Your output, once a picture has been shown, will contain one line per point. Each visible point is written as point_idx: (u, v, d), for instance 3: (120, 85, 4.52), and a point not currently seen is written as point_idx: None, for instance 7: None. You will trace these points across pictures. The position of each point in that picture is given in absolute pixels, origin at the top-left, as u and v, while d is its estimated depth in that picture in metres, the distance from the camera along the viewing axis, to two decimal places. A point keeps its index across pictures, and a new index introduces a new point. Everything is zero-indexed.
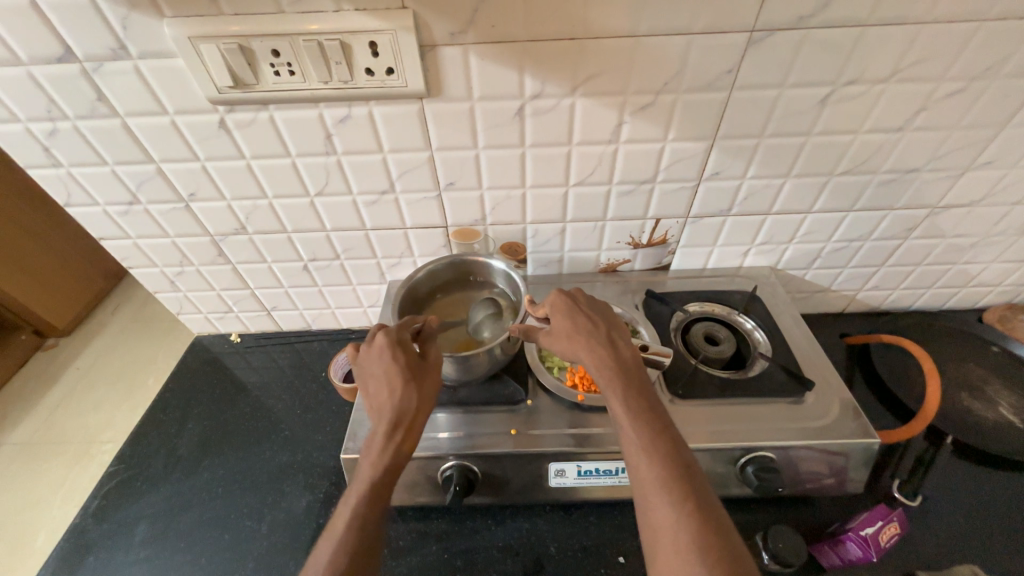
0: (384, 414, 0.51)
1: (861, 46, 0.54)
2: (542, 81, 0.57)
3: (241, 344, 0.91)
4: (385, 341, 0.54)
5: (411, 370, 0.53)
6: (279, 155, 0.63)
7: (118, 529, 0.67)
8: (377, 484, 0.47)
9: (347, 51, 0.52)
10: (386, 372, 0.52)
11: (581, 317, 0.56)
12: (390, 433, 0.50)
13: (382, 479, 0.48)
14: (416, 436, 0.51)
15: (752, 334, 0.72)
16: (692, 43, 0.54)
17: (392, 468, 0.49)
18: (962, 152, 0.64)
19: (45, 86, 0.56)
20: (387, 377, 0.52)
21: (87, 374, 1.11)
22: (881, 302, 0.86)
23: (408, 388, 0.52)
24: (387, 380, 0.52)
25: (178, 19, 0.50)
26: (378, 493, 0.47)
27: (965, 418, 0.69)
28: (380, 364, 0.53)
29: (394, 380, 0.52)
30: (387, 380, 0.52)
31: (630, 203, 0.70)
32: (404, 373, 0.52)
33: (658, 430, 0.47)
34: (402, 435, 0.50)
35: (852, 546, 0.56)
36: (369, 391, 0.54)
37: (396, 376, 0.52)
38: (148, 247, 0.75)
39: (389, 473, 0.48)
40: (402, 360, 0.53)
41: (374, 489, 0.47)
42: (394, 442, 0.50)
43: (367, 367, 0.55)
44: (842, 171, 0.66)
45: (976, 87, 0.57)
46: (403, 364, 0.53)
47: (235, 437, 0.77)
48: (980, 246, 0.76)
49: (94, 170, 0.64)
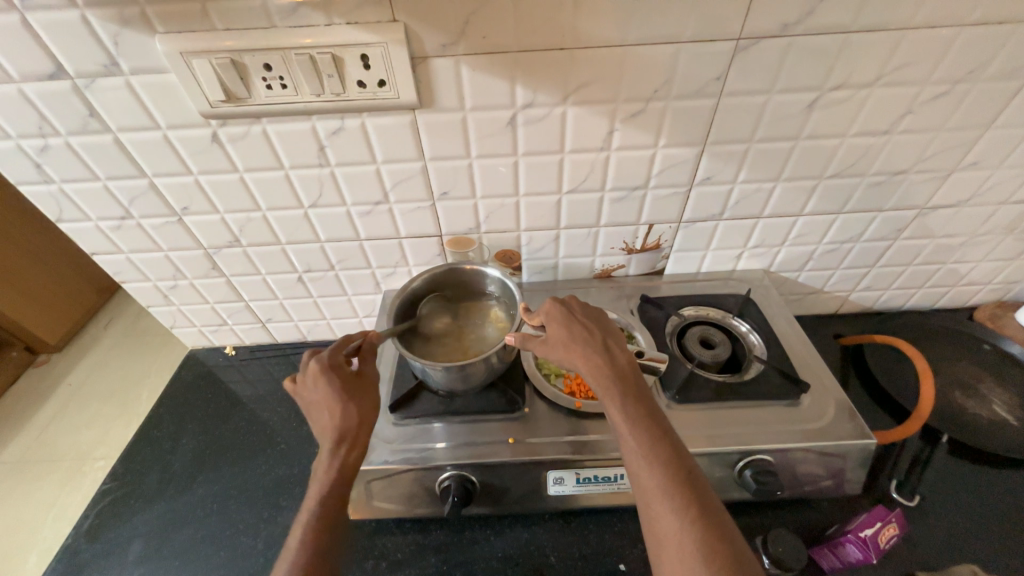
0: (327, 437, 0.52)
1: (846, 51, 0.55)
2: (534, 91, 0.57)
3: (236, 357, 0.90)
4: (318, 366, 0.53)
5: (352, 391, 0.53)
6: (272, 168, 0.63)
7: (112, 548, 0.66)
8: (327, 506, 0.48)
9: (339, 64, 0.53)
10: (323, 397, 0.52)
11: (576, 325, 0.56)
12: (334, 454, 0.51)
13: (334, 499, 0.49)
14: (360, 452, 0.52)
15: (747, 337, 0.72)
16: (680, 51, 0.54)
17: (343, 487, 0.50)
18: (948, 154, 0.65)
19: (36, 102, 0.56)
20: (325, 402, 0.52)
21: (79, 390, 1.09)
22: (873, 302, 0.87)
23: (348, 409, 0.52)
24: (326, 405, 0.52)
25: (171, 35, 0.51)
26: (333, 512, 0.48)
27: (959, 417, 0.70)
28: (316, 390, 0.53)
29: (330, 405, 0.52)
30: (326, 405, 0.52)
31: (623, 210, 0.71)
32: (344, 395, 0.52)
33: (657, 436, 0.47)
34: (348, 451, 0.51)
35: (852, 547, 0.56)
36: (310, 417, 0.54)
37: (334, 401, 0.52)
38: (140, 262, 0.75)
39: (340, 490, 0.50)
40: (340, 384, 0.53)
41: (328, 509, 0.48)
42: (338, 463, 0.50)
43: (305, 394, 0.54)
44: (831, 175, 0.67)
45: (959, 90, 0.58)
46: (342, 386, 0.53)
47: (230, 451, 0.76)
48: (968, 245, 0.77)
49: (86, 186, 0.64)
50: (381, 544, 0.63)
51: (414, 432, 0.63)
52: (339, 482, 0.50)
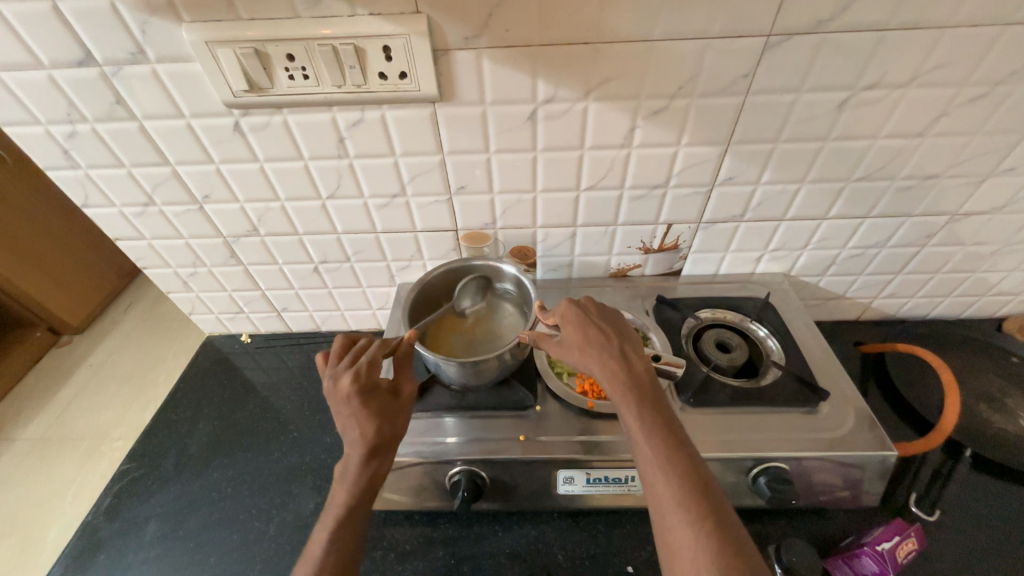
0: (354, 451, 0.50)
1: (881, 49, 0.53)
2: (555, 85, 0.57)
3: (251, 344, 0.92)
4: (352, 382, 0.51)
5: (387, 408, 0.52)
6: (292, 158, 0.64)
7: (130, 527, 0.68)
8: (353, 511, 0.49)
9: (361, 56, 0.53)
10: (358, 411, 0.51)
11: (592, 328, 0.55)
12: (362, 468, 0.50)
13: (355, 511, 0.49)
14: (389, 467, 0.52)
15: (765, 342, 0.71)
16: (707, 47, 0.53)
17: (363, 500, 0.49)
18: (984, 159, 0.63)
19: (65, 89, 0.57)
20: (361, 417, 0.51)
21: (98, 371, 1.12)
22: (897, 309, 0.84)
23: (380, 428, 0.51)
24: (358, 421, 0.51)
25: (197, 24, 0.51)
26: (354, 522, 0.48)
27: (984, 430, 0.68)
28: (352, 409, 0.51)
29: (358, 423, 0.50)
30: (354, 423, 0.51)
31: (642, 209, 0.70)
32: (376, 416, 0.51)
33: (674, 446, 0.46)
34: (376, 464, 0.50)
35: (867, 560, 0.54)
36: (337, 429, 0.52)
37: (369, 419, 0.51)
38: (162, 249, 0.76)
39: (358, 502, 0.49)
40: (375, 405, 0.51)
41: (351, 520, 0.48)
42: (361, 475, 0.50)
43: (337, 409, 0.52)
44: (859, 178, 0.66)
45: (998, 92, 0.56)
46: (378, 405, 0.52)
47: (245, 437, 0.77)
48: (1001, 254, 0.74)
49: (111, 172, 0.65)
50: (389, 535, 0.63)
51: (425, 425, 0.63)
52: (361, 495, 0.49)
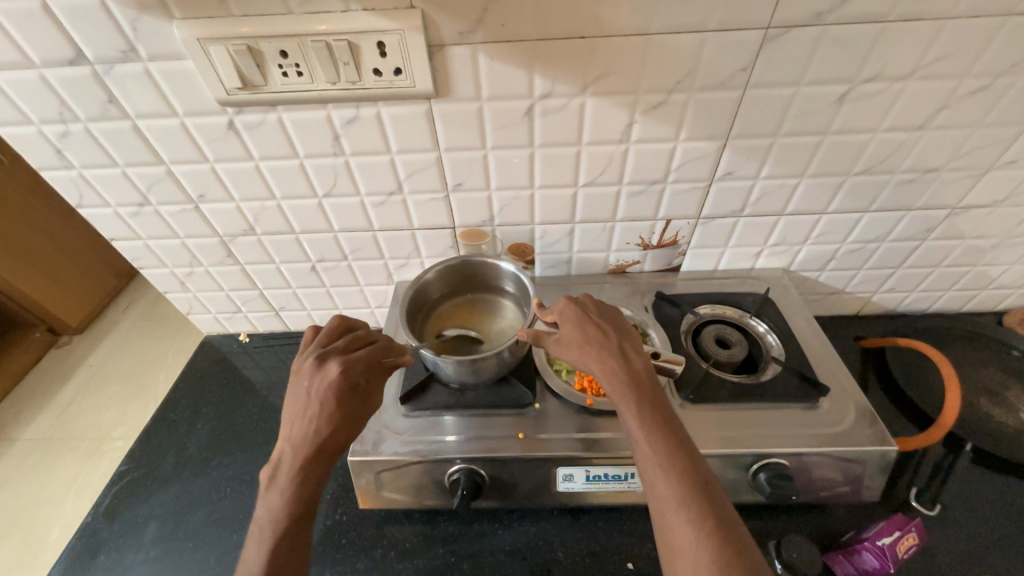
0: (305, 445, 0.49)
1: (880, 42, 0.52)
2: (552, 80, 0.56)
3: (249, 344, 0.91)
4: (334, 374, 0.50)
5: (352, 411, 0.51)
6: (287, 157, 0.63)
7: (129, 528, 0.68)
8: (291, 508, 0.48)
9: (355, 52, 0.52)
10: (322, 406, 0.50)
11: (590, 326, 0.55)
12: (307, 465, 0.49)
13: (295, 509, 0.48)
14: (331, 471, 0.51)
15: (765, 337, 0.71)
16: (705, 40, 0.53)
17: (304, 499, 0.48)
18: (984, 151, 0.62)
19: (57, 88, 0.56)
20: (324, 413, 0.49)
21: (97, 372, 1.11)
22: (897, 304, 0.84)
23: (336, 430, 0.50)
24: (319, 415, 0.50)
25: (189, 21, 0.50)
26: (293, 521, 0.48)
27: (984, 424, 0.68)
28: (316, 400, 0.50)
29: (327, 419, 0.49)
30: (315, 416, 0.50)
31: (640, 204, 0.69)
32: (336, 417, 0.50)
33: (674, 445, 0.46)
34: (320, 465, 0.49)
35: (868, 555, 0.54)
36: (296, 413, 0.51)
37: (330, 418, 0.49)
38: (158, 248, 0.76)
39: (299, 501, 0.48)
40: (342, 405, 0.50)
41: (288, 517, 0.48)
42: (306, 474, 0.49)
43: (303, 392, 0.51)
44: (859, 171, 0.65)
45: (999, 84, 0.56)
46: (343, 407, 0.50)
47: (244, 437, 0.77)
48: (1001, 247, 0.74)
49: (105, 172, 0.65)
50: (389, 533, 0.63)
51: (425, 424, 0.63)
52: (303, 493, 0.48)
